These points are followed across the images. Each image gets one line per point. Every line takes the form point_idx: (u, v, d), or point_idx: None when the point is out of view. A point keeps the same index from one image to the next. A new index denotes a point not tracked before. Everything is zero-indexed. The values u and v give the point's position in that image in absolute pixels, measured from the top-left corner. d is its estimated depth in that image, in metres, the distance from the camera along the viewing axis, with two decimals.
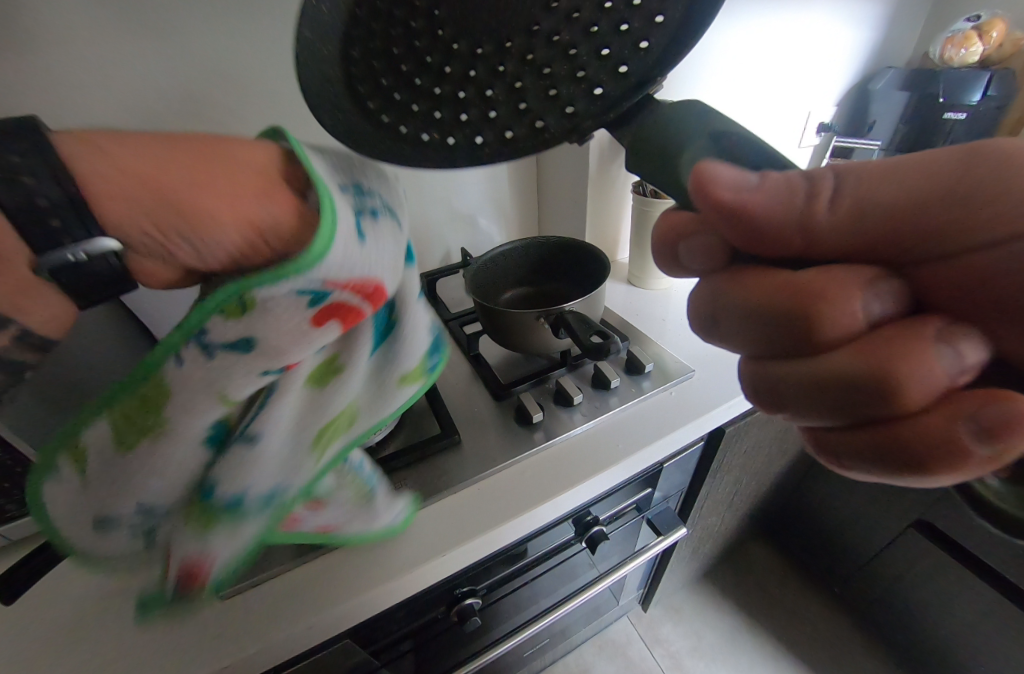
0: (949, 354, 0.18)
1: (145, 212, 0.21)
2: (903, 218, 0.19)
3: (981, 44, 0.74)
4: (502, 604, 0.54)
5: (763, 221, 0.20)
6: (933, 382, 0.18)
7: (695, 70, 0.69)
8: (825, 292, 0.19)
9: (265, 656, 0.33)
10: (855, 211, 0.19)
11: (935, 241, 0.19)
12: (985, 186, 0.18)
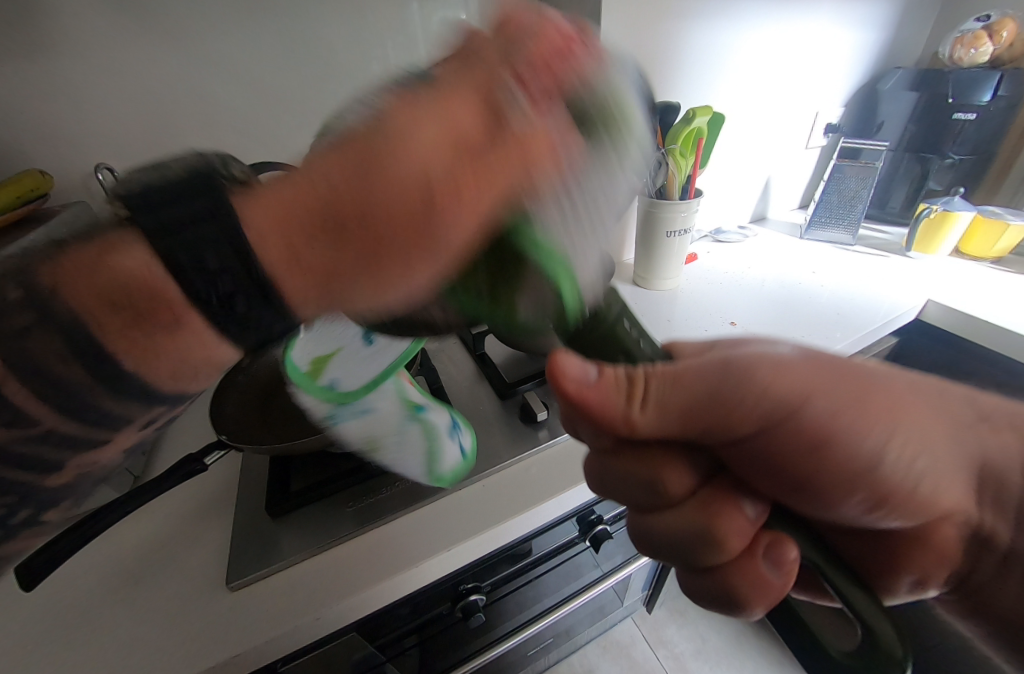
0: (746, 508, 0.28)
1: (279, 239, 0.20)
2: (782, 396, 0.26)
3: (991, 44, 0.74)
4: (507, 601, 0.54)
5: (693, 415, 0.25)
6: (734, 525, 0.28)
7: (701, 73, 0.70)
8: (711, 505, 0.28)
9: (275, 646, 0.34)
10: (761, 402, 0.25)
11: (756, 423, 0.26)
12: (787, 408, 0.26)
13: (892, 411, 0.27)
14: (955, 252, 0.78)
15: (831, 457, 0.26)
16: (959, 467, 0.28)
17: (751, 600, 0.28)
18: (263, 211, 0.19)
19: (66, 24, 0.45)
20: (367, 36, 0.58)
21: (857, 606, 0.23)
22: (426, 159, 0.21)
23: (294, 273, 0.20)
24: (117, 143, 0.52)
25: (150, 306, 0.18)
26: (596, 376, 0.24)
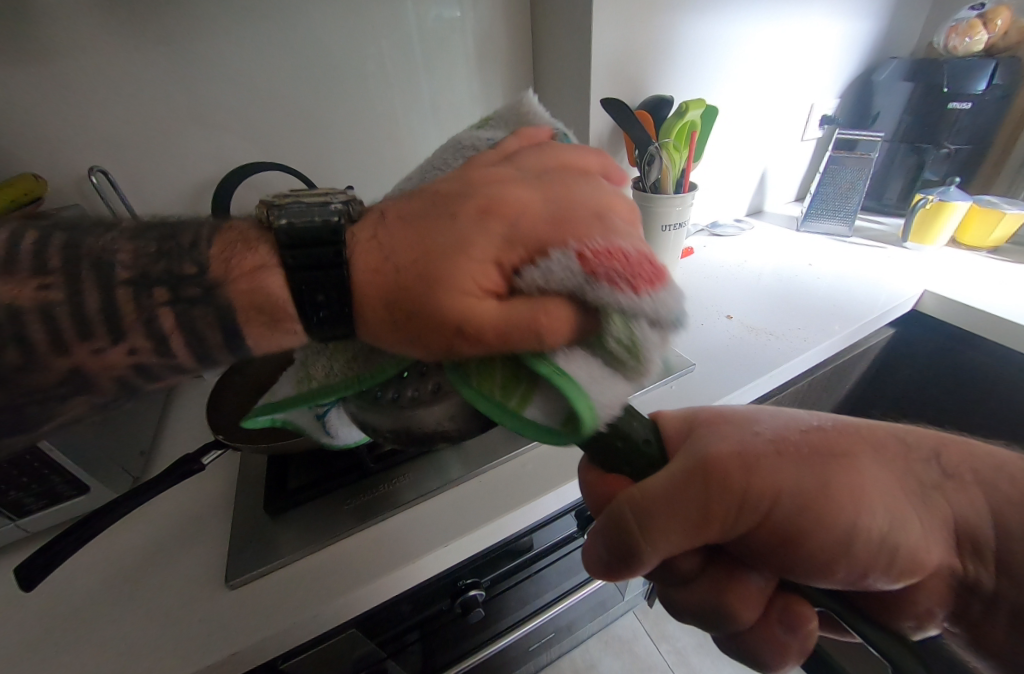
0: (755, 579, 0.25)
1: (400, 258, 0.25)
2: (752, 483, 0.24)
3: (986, 33, 0.73)
4: (507, 596, 0.55)
5: (686, 505, 0.24)
6: (748, 598, 0.25)
7: (695, 66, 0.69)
8: (725, 583, 0.26)
9: (273, 643, 0.34)
10: (736, 492, 0.24)
11: (731, 515, 0.24)
12: (752, 487, 0.24)
13: (858, 491, 0.23)
14: (952, 242, 0.78)
15: (808, 544, 0.23)
16: (951, 527, 0.24)
17: (778, 665, 0.25)
18: (371, 248, 0.25)
19: (60, 27, 0.45)
20: (359, 32, 0.57)
21: (881, 643, 0.23)
22: (475, 268, 0.24)
23: (365, 316, 0.25)
24: (109, 145, 0.52)
25: (275, 312, 0.25)
26: (607, 556, 0.25)
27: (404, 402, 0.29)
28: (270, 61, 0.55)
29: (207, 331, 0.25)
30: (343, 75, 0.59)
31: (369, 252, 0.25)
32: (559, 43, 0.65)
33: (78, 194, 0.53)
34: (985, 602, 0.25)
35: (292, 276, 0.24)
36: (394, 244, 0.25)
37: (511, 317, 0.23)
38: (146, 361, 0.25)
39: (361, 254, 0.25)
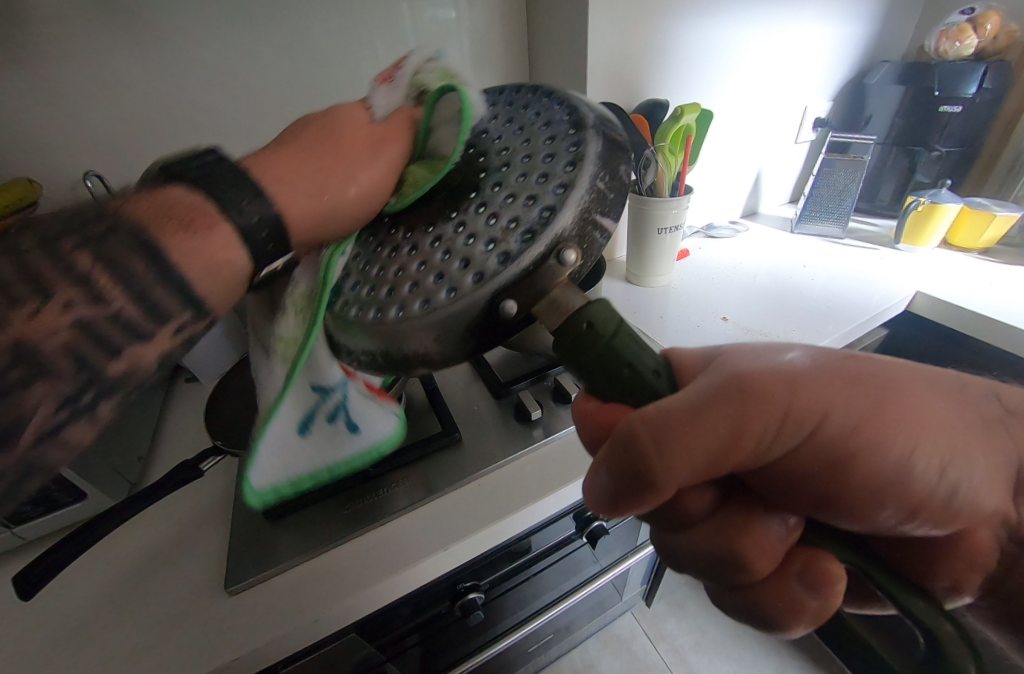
0: (774, 523, 0.25)
1: (296, 176, 0.26)
2: (797, 407, 0.24)
3: (976, 37, 0.74)
4: (506, 598, 0.55)
5: (716, 427, 0.23)
6: (763, 548, 0.25)
7: (690, 70, 0.70)
8: (741, 530, 0.25)
9: (274, 648, 0.34)
10: (784, 417, 0.24)
11: (778, 441, 0.24)
12: (801, 409, 0.24)
13: (917, 419, 0.24)
14: (943, 243, 0.79)
15: (854, 468, 0.24)
16: (1001, 468, 0.25)
17: (788, 625, 0.25)
18: (266, 164, 0.26)
19: (55, 32, 0.45)
20: (354, 36, 0.57)
21: (919, 614, 0.22)
22: (345, 115, 0.29)
23: (287, 187, 0.25)
24: (103, 150, 0.51)
25: (189, 215, 0.23)
26: (611, 484, 0.24)
27: (390, 319, 0.23)
28: (266, 65, 0.55)
29: (126, 258, 0.21)
30: (339, 78, 0.59)
31: (269, 162, 0.26)
32: (555, 47, 0.65)
33: (72, 199, 0.52)
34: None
35: (194, 183, 0.23)
36: (281, 154, 0.27)
37: (391, 127, 0.29)
38: (87, 312, 0.20)
39: (258, 171, 0.25)
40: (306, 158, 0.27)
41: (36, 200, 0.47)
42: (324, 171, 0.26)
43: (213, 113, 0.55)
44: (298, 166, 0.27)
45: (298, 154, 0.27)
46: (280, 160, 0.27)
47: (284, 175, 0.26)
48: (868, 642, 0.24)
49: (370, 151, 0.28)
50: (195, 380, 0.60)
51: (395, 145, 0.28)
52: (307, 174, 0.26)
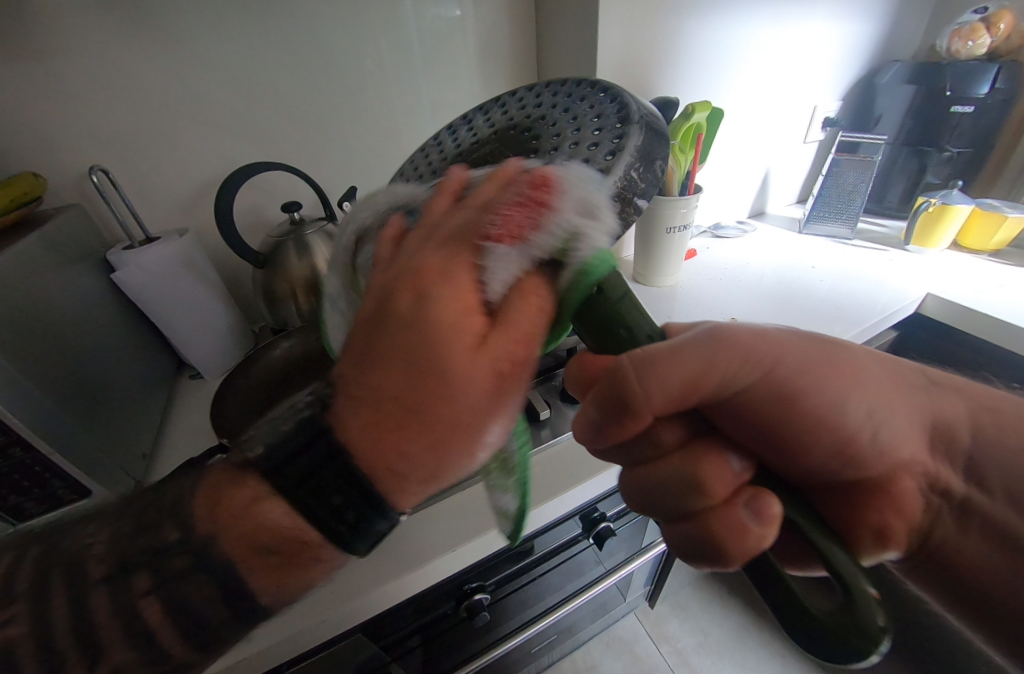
0: (733, 459, 0.25)
1: (406, 447, 0.21)
2: (762, 347, 0.26)
3: (989, 36, 0.73)
4: (511, 599, 0.54)
5: (690, 352, 0.24)
6: (721, 474, 0.24)
7: (699, 68, 0.69)
8: (700, 458, 0.25)
9: (280, 649, 0.34)
10: (752, 353, 0.25)
11: (745, 377, 0.25)
12: (763, 349, 0.26)
13: (853, 365, 0.27)
14: (954, 246, 0.78)
15: (803, 405, 0.26)
16: (920, 418, 0.28)
17: (728, 555, 0.24)
18: (364, 438, 0.21)
19: (61, 25, 0.45)
20: (361, 32, 0.57)
21: (843, 569, 0.22)
22: (453, 331, 0.21)
23: (400, 476, 0.22)
24: (109, 145, 0.51)
25: (292, 551, 0.23)
26: (601, 417, 0.25)
27: None
28: (273, 60, 0.54)
29: (201, 597, 0.23)
30: (346, 73, 0.59)
31: (364, 440, 0.21)
32: (564, 44, 0.65)
33: (76, 194, 0.52)
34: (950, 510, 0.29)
35: (294, 504, 0.22)
36: (375, 432, 0.21)
37: (516, 336, 0.22)
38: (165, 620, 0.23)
39: (357, 457, 0.21)
40: (420, 423, 0.21)
41: (42, 195, 0.46)
42: (446, 438, 0.21)
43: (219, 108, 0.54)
44: (409, 434, 0.21)
45: (408, 417, 0.21)
46: (389, 433, 0.21)
47: (404, 457, 0.21)
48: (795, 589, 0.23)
49: (495, 397, 0.21)
50: (199, 377, 0.60)
51: (526, 370, 0.22)
52: (424, 449, 0.21)
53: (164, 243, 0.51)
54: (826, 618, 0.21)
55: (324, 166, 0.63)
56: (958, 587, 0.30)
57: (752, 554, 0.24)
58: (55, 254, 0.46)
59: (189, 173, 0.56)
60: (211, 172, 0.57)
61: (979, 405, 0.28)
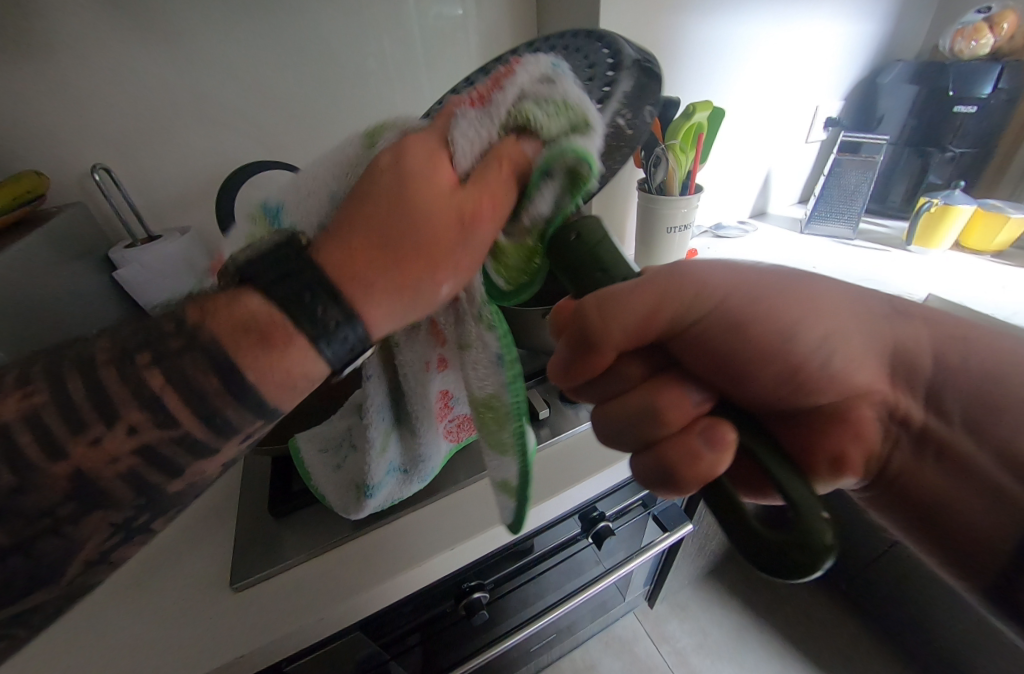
0: (692, 392, 0.27)
1: (374, 258, 0.22)
2: (709, 283, 0.28)
3: (992, 36, 0.73)
4: (510, 598, 0.55)
5: (646, 289, 0.26)
6: (679, 405, 0.27)
7: (701, 68, 0.69)
8: (662, 393, 0.28)
9: (278, 646, 0.34)
10: (700, 287, 0.28)
11: (694, 308, 0.28)
12: (708, 283, 0.28)
13: (807, 300, 0.28)
14: (956, 246, 0.78)
15: (749, 332, 0.28)
16: (874, 348, 0.29)
17: (682, 480, 0.26)
18: (337, 252, 0.22)
19: (63, 23, 0.45)
20: (363, 31, 0.57)
21: (792, 492, 0.22)
22: (431, 170, 0.22)
23: (364, 286, 0.22)
24: (110, 143, 0.51)
25: (269, 331, 0.21)
26: (567, 354, 0.28)
27: None
28: (274, 58, 0.54)
29: (201, 391, 0.21)
30: (348, 72, 0.59)
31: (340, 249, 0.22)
32: None
33: (78, 192, 0.52)
34: (909, 435, 0.31)
35: (271, 291, 0.21)
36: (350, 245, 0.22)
37: (488, 191, 0.22)
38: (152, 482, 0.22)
39: (323, 264, 0.21)
40: (390, 230, 0.22)
41: (44, 192, 0.46)
42: (413, 251, 0.22)
43: (220, 106, 0.54)
44: (378, 244, 0.22)
45: (381, 223, 0.22)
46: (358, 237, 0.22)
47: (367, 262, 0.22)
48: (744, 518, 0.23)
49: (466, 235, 0.22)
50: None
51: (497, 220, 0.23)
52: (391, 257, 0.22)
53: (167, 242, 0.51)
54: (767, 537, 0.21)
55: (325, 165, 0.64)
56: (926, 514, 0.31)
57: (707, 482, 0.25)
58: (56, 250, 0.46)
59: (190, 171, 0.56)
60: (213, 170, 0.57)
61: (940, 333, 0.29)
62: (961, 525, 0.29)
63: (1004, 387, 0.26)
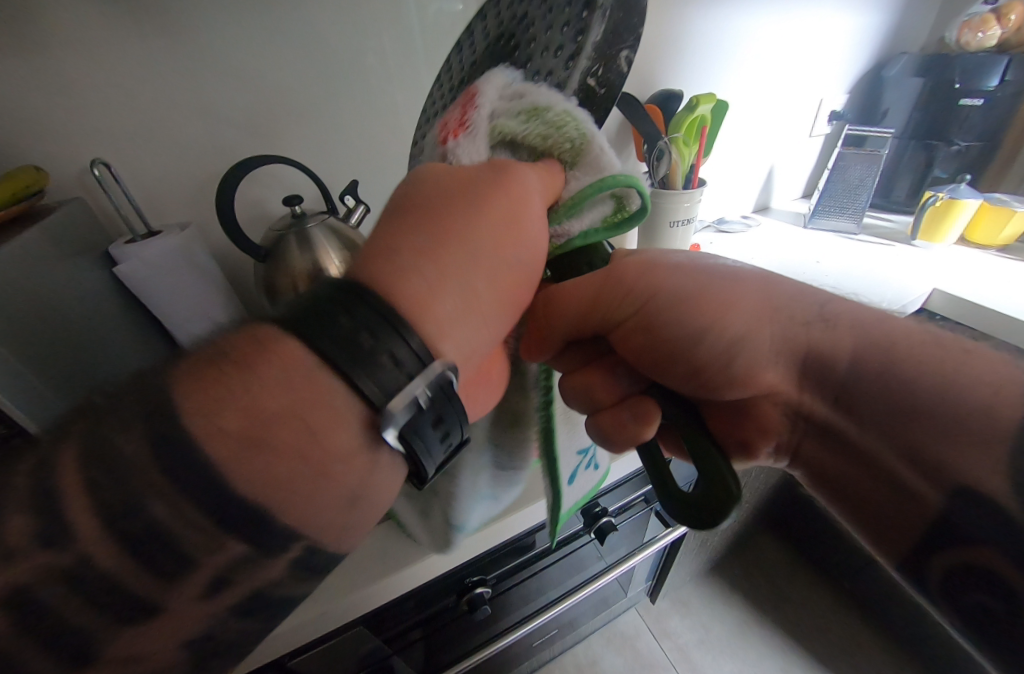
0: (625, 377, 0.34)
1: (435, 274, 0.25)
2: (632, 285, 0.30)
3: (999, 28, 0.72)
4: (512, 594, 0.55)
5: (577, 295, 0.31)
6: (610, 386, 0.34)
7: (704, 60, 0.69)
8: (600, 375, 0.34)
9: (279, 642, 0.34)
10: (623, 289, 0.30)
11: (618, 305, 0.31)
12: (630, 285, 0.30)
13: (724, 302, 0.29)
14: (960, 241, 0.77)
15: (660, 328, 0.30)
16: (783, 347, 0.29)
17: (616, 443, 0.33)
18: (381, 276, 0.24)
19: (61, 15, 0.44)
20: (364, 23, 0.57)
21: (697, 454, 0.28)
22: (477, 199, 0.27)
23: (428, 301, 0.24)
24: (109, 137, 0.51)
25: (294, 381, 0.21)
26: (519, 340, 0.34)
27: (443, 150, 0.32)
28: (274, 51, 0.54)
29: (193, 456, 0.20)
30: (348, 65, 0.58)
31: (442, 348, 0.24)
32: None
33: (78, 187, 0.52)
34: (827, 433, 0.31)
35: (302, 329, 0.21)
36: (437, 326, 0.24)
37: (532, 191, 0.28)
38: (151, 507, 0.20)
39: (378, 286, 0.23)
40: (450, 249, 0.25)
41: (44, 187, 0.46)
42: (474, 256, 0.26)
43: (219, 100, 0.54)
44: (442, 255, 0.25)
45: (437, 249, 0.25)
46: (414, 254, 0.24)
47: (424, 277, 0.24)
48: (661, 476, 0.30)
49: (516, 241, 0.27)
50: None
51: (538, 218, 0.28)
52: (457, 271, 0.25)
53: (167, 237, 0.51)
54: (694, 501, 0.27)
55: (326, 159, 0.63)
56: (834, 490, 0.33)
57: (637, 444, 0.33)
58: (56, 246, 0.45)
59: (190, 166, 0.56)
60: (213, 165, 0.57)
61: (857, 331, 0.28)
62: (864, 505, 0.31)
63: (916, 393, 0.25)
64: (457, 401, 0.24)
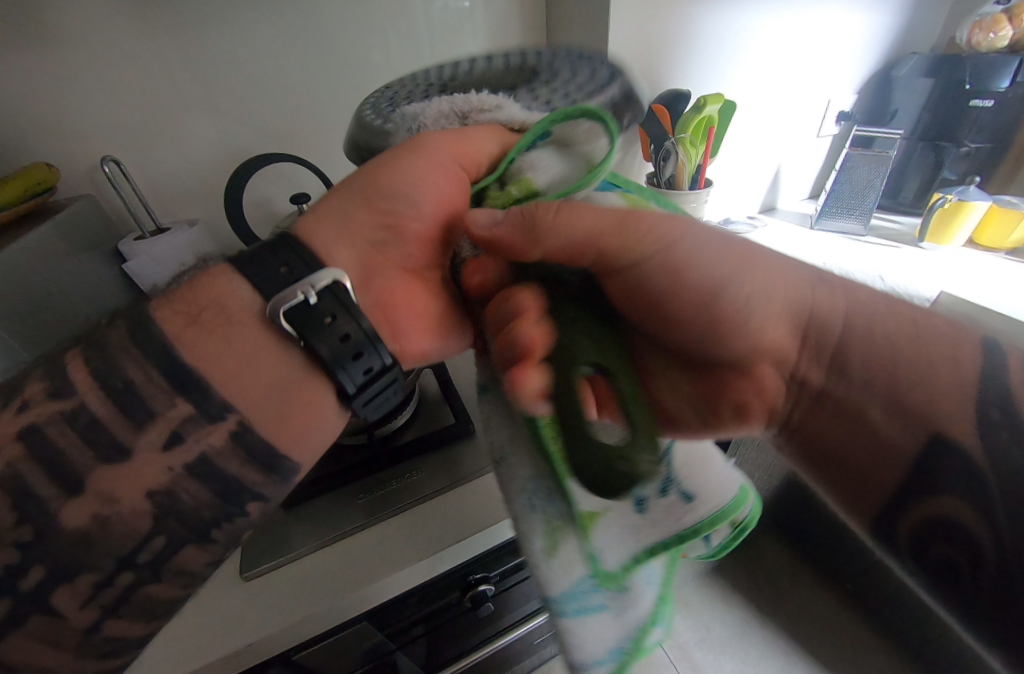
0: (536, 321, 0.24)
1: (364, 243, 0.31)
2: (656, 233, 0.29)
3: (1011, 28, 0.71)
4: (514, 592, 0.55)
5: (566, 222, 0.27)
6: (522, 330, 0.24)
7: (711, 61, 0.68)
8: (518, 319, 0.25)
9: (285, 636, 0.34)
10: (648, 234, 0.29)
11: (637, 248, 0.29)
12: (653, 234, 0.29)
13: (746, 258, 0.30)
14: (968, 243, 0.77)
15: (687, 282, 0.30)
16: (795, 307, 0.31)
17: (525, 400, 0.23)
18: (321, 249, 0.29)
19: (72, 13, 0.45)
20: (373, 22, 0.57)
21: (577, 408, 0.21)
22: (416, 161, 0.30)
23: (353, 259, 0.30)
24: (117, 134, 0.51)
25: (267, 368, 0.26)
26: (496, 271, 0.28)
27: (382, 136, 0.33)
28: (283, 50, 0.54)
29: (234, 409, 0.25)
30: (358, 63, 0.58)
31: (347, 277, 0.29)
32: (576, 33, 0.63)
33: (88, 184, 0.52)
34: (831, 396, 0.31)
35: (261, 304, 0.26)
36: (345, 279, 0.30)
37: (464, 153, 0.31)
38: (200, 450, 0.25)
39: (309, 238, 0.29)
40: (378, 217, 0.31)
41: (54, 184, 0.46)
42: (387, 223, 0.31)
43: (227, 98, 0.54)
44: (366, 224, 0.31)
45: (367, 217, 0.31)
46: (347, 223, 0.30)
47: (351, 240, 0.30)
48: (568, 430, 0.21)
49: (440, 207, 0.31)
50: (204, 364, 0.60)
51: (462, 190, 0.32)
52: (374, 237, 0.31)
53: (177, 231, 0.51)
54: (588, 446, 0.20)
55: (333, 157, 0.64)
56: (821, 460, 0.32)
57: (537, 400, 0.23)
58: (67, 243, 0.46)
59: (197, 162, 0.56)
60: (221, 163, 0.57)
61: (857, 302, 0.30)
62: (845, 464, 0.31)
63: (921, 355, 0.27)
64: (355, 309, 0.27)
